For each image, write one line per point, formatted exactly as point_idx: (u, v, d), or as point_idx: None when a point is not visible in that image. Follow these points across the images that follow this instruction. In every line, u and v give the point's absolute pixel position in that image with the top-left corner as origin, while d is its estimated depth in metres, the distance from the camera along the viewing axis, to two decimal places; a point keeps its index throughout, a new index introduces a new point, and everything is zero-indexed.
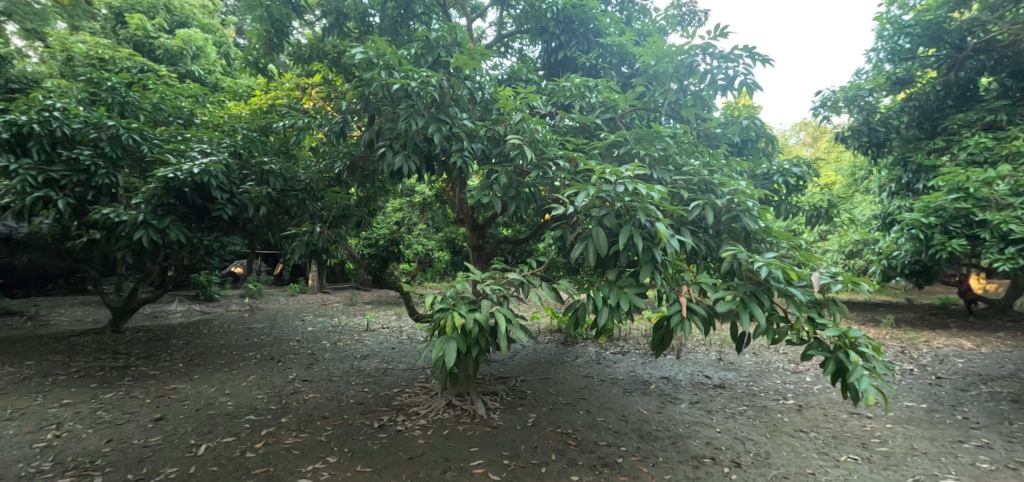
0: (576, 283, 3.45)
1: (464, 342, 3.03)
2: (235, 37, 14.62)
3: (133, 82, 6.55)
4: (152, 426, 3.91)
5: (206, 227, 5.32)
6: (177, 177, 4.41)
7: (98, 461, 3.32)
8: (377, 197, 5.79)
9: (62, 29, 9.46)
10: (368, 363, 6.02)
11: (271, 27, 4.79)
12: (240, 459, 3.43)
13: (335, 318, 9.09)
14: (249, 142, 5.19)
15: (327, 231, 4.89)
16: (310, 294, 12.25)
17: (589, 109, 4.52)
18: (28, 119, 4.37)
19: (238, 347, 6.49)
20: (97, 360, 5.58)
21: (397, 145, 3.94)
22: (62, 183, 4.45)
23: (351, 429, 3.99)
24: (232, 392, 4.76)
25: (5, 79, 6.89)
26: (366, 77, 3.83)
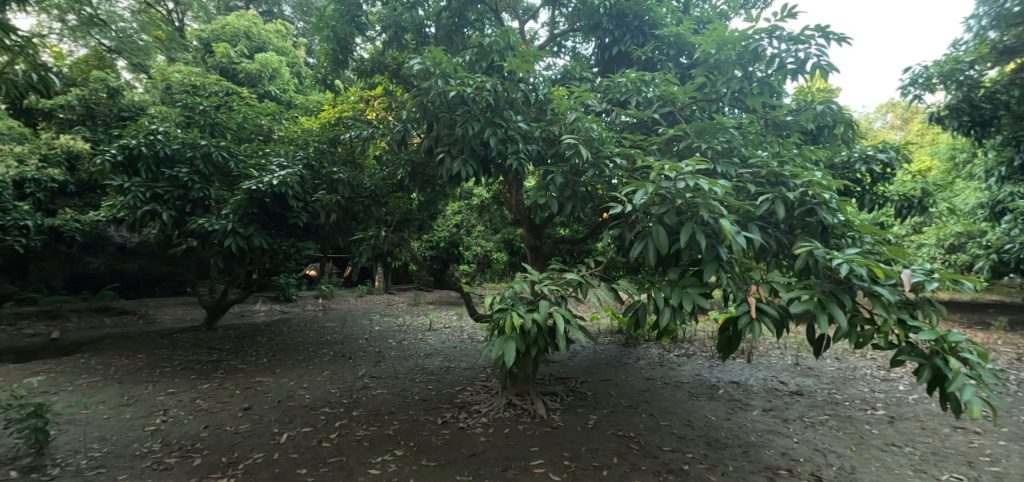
0: (635, 283, 3.36)
1: (523, 342, 3.05)
2: (305, 57, 15.72)
3: (221, 105, 7.26)
4: (242, 415, 4.31)
5: (285, 233, 5.78)
6: (260, 188, 4.86)
7: (197, 444, 3.71)
8: (438, 201, 5.98)
9: (162, 61, 10.69)
10: (431, 361, 6.24)
11: (337, 44, 5.11)
12: (317, 448, 3.68)
13: (400, 318, 9.50)
14: (320, 154, 5.57)
15: (391, 234, 5.12)
16: (377, 295, 12.90)
17: (647, 104, 4.38)
18: (137, 143, 4.99)
19: (314, 344, 6.99)
20: (196, 354, 6.23)
21: (455, 151, 4.05)
22: (167, 197, 5.03)
23: (416, 425, 4.15)
24: (309, 386, 5.12)
25: (118, 108, 8.39)
26: (424, 86, 3.96)
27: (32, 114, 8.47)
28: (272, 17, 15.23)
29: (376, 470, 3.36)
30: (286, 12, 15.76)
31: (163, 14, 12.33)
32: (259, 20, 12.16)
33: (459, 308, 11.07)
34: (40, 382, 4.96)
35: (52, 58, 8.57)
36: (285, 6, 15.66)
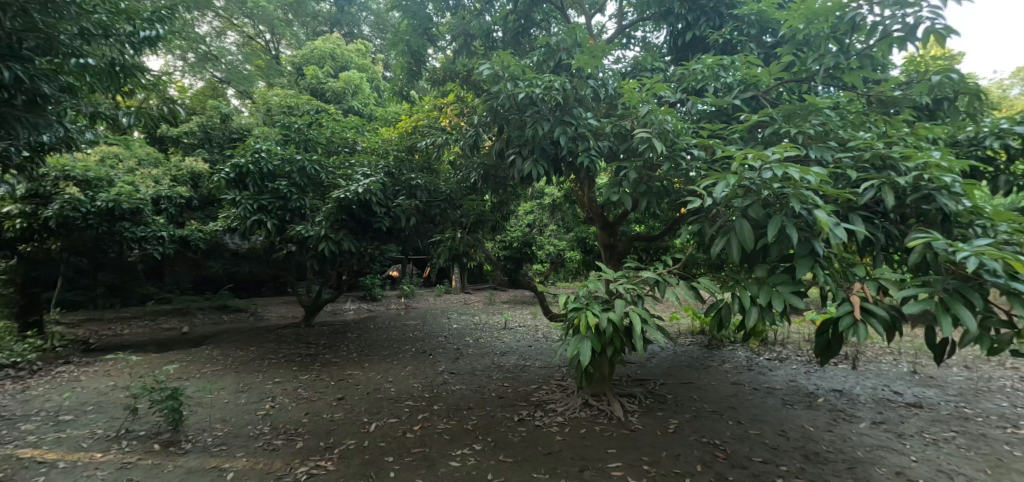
0: (718, 281, 3.16)
1: (598, 341, 2.99)
2: (384, 72, 16.75)
3: (313, 122, 7.99)
4: (336, 404, 4.71)
5: (370, 237, 6.21)
6: (348, 196, 5.31)
7: (299, 429, 4.12)
8: (511, 202, 6.06)
9: (264, 87, 11.98)
10: (507, 359, 6.35)
11: (411, 57, 5.46)
12: (402, 439, 3.92)
13: (476, 317, 9.79)
14: (399, 162, 5.92)
15: (467, 236, 5.28)
16: (455, 295, 13.38)
17: (726, 90, 4.11)
18: (246, 161, 5.65)
19: (398, 341, 7.43)
20: (298, 348, 6.91)
21: (526, 152, 4.07)
22: (270, 208, 5.63)
23: (493, 421, 4.26)
24: (394, 380, 5.47)
25: (229, 131, 9.57)
26: (494, 90, 4.03)
27: (164, 141, 9.89)
28: (353, 37, 16.42)
29: (456, 463, 3.50)
30: (365, 32, 16.91)
31: (263, 46, 13.79)
32: (342, 41, 13.13)
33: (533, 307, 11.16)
34: (178, 369, 5.79)
35: (178, 92, 9.93)
36: (363, 26, 16.81)
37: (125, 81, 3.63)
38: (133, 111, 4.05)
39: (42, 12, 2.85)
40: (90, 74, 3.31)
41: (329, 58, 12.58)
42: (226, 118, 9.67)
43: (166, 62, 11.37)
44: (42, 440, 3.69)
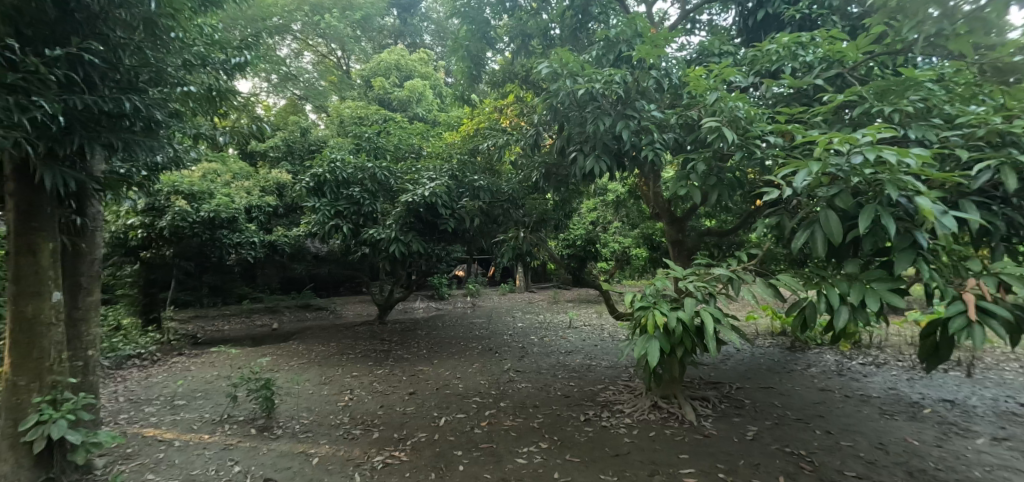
0: (801, 278, 2.91)
1: (667, 342, 2.87)
2: (446, 78, 17.25)
3: (382, 131, 8.45)
4: (409, 398, 4.95)
5: (437, 238, 6.44)
6: (415, 199, 5.56)
7: (375, 420, 4.38)
8: (573, 199, 5.99)
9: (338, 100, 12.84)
10: (573, 358, 6.31)
11: (471, 62, 5.65)
12: (470, 434, 4.03)
13: (541, 315, 9.81)
14: (463, 165, 6.11)
15: (530, 235, 5.30)
16: (520, 293, 13.53)
17: (806, 69, 3.78)
18: (325, 170, 6.11)
19: (466, 339, 7.64)
20: (373, 344, 7.34)
21: (588, 149, 3.99)
22: (345, 213, 6.03)
23: (559, 420, 4.25)
24: (462, 377, 5.64)
25: (309, 143, 10.38)
26: (553, 88, 3.98)
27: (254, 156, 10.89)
28: (415, 47, 17.11)
29: (523, 460, 3.53)
30: (427, 41, 17.56)
31: (335, 62, 14.80)
32: (407, 52, 13.69)
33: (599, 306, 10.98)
34: (271, 362, 6.38)
35: (264, 110, 10.90)
36: (425, 35, 17.49)
37: (221, 104, 4.09)
38: (228, 130, 4.54)
39: (153, 48, 3.28)
40: (193, 100, 3.76)
41: (394, 69, 13.12)
42: (306, 131, 10.48)
43: (255, 83, 12.56)
44: (162, 422, 4.23)
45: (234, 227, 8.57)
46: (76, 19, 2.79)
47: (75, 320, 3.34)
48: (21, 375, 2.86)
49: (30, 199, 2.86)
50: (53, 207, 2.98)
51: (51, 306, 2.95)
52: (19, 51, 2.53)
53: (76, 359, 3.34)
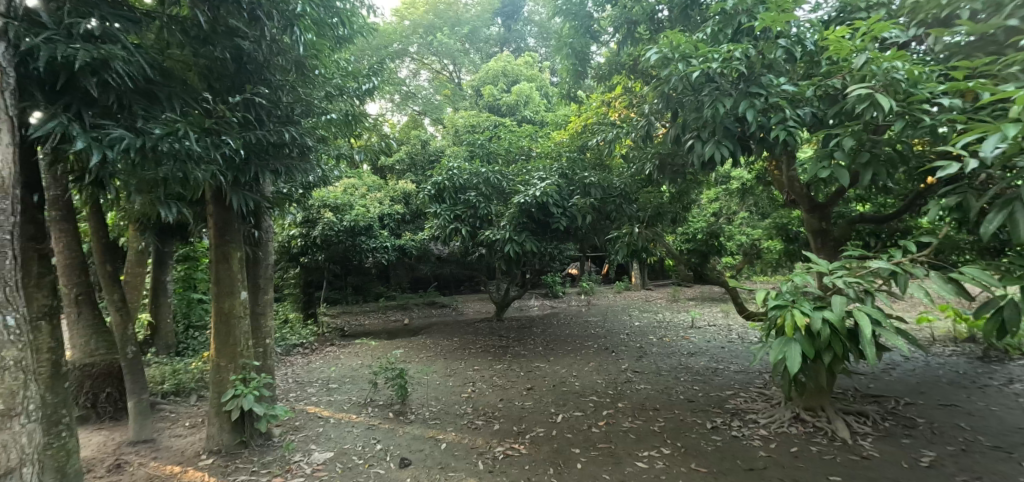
0: (995, 270, 2.31)
1: (810, 347, 2.49)
2: (552, 77, 17.30)
3: (493, 136, 8.83)
4: (527, 394, 5.09)
5: (550, 237, 6.52)
6: (528, 200, 5.70)
7: (496, 412, 4.60)
8: (692, 190, 5.56)
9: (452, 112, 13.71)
10: (696, 361, 5.89)
11: (576, 58, 5.64)
12: (588, 432, 4.01)
13: (660, 314, 9.34)
14: (573, 163, 6.15)
15: (645, 231, 5.04)
16: (635, 291, 13.05)
17: (993, 9, 3.00)
18: (444, 178, 6.60)
19: (580, 337, 7.60)
20: (492, 340, 7.71)
21: (706, 135, 3.65)
22: (463, 216, 6.42)
23: (683, 426, 3.99)
24: (578, 375, 5.63)
25: (429, 153, 11.28)
26: (664, 74, 3.71)
27: (382, 171, 12.07)
28: (520, 51, 17.39)
29: (643, 464, 3.40)
30: (531, 44, 17.81)
31: (447, 77, 15.81)
32: (512, 58, 13.99)
33: (726, 305, 10.04)
34: (404, 354, 7.07)
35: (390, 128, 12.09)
36: (529, 38, 17.73)
37: (355, 126, 4.67)
38: (362, 149, 5.18)
39: (303, 85, 3.90)
40: (335, 125, 4.36)
41: (501, 75, 13.41)
42: (426, 143, 11.41)
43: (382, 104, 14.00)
44: (320, 401, 4.98)
45: (371, 233, 9.68)
46: (248, 69, 3.45)
47: (257, 314, 4.11)
48: (222, 358, 3.62)
49: (223, 218, 3.58)
50: (239, 223, 3.70)
51: (240, 302, 3.67)
52: (212, 101, 3.21)
53: (259, 345, 4.12)
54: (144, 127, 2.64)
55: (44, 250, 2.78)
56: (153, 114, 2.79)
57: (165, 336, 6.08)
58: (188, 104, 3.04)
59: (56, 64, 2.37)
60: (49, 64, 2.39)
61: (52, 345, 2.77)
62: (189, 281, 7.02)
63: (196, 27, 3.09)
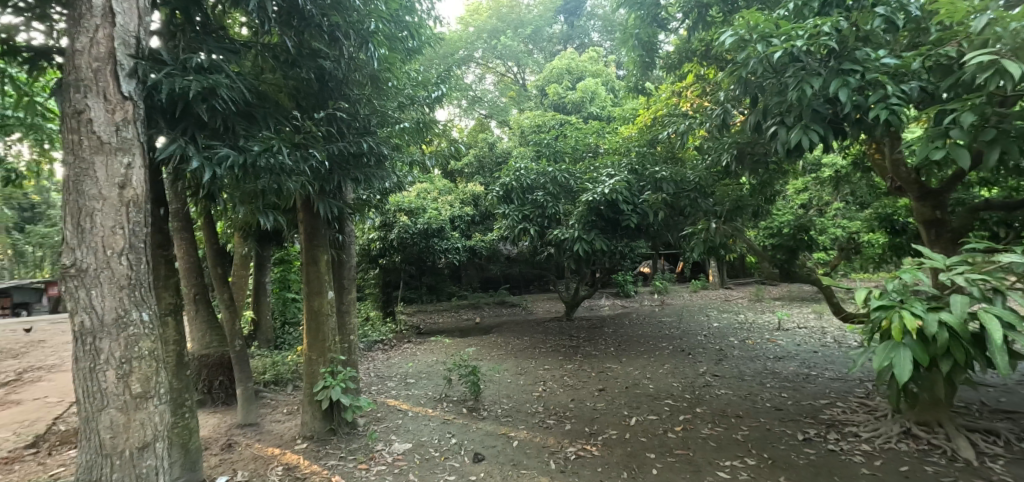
0: None
1: (925, 354, 2.17)
2: (617, 70, 16.77)
3: (559, 135, 8.79)
4: (599, 395, 5.00)
5: (620, 235, 6.34)
6: (596, 198, 5.60)
7: (567, 412, 4.57)
8: (776, 181, 5.13)
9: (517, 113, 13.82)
10: (785, 365, 5.43)
11: (643, 50, 5.42)
12: (664, 438, 3.85)
13: (742, 315, 8.72)
14: (642, 157, 5.97)
15: (723, 226, 4.73)
16: (713, 290, 12.29)
17: None
18: (511, 179, 6.70)
19: (654, 338, 7.31)
20: (562, 340, 7.67)
21: (790, 120, 3.27)
22: (531, 216, 6.46)
23: (770, 436, 3.70)
24: (652, 377, 5.42)
25: (496, 155, 11.49)
26: (740, 58, 3.43)
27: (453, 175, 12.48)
28: (584, 47, 17.08)
29: (725, 475, 3.19)
30: (594, 38, 17.39)
31: (512, 79, 15.99)
32: (576, 55, 13.78)
33: (819, 305, 9.15)
34: (476, 352, 7.25)
35: (458, 133, 12.46)
36: (592, 33, 17.25)
37: (425, 133, 4.90)
38: (433, 155, 5.42)
39: (377, 97, 4.16)
40: (407, 133, 4.61)
41: (565, 73, 13.24)
42: (493, 146, 11.63)
43: (451, 111, 14.46)
44: (399, 395, 5.27)
45: (443, 235, 10.08)
46: (330, 86, 3.75)
47: (343, 312, 4.45)
48: (313, 352, 3.96)
49: (312, 224, 3.92)
50: (325, 228, 4.02)
51: (327, 301, 3.98)
52: (300, 118, 3.53)
53: (345, 341, 4.45)
54: (245, 145, 2.96)
55: (170, 256, 3.23)
56: (251, 133, 3.12)
57: (265, 331, 6.78)
58: (281, 123, 3.37)
59: (175, 95, 2.73)
60: (170, 96, 2.76)
61: (177, 338, 3.21)
62: (284, 282, 7.77)
63: (285, 52, 3.44)
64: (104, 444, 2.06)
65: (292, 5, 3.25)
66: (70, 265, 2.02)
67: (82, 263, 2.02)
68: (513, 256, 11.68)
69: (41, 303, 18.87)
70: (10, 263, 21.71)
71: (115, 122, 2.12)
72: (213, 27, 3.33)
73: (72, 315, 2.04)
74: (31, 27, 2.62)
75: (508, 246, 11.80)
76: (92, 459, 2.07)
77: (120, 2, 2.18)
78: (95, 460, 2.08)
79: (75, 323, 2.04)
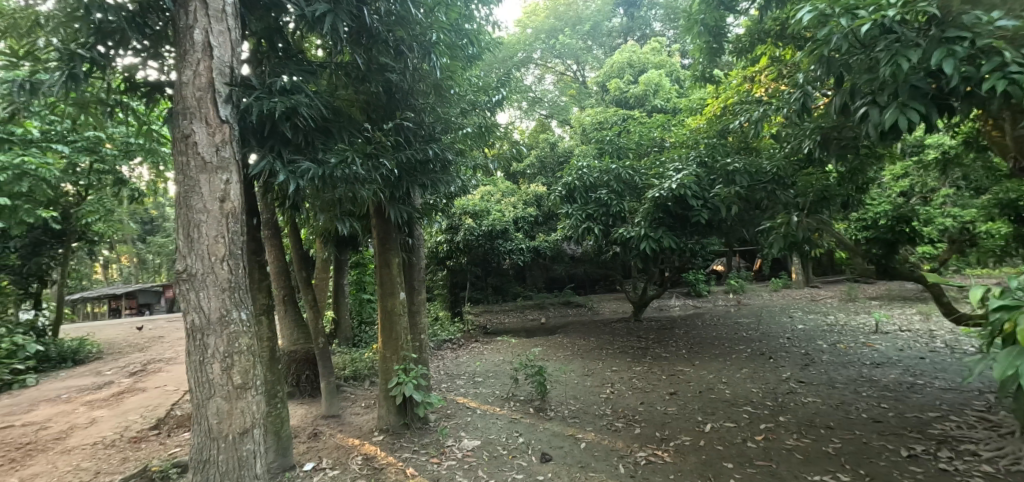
0: None
1: None
2: (683, 59, 15.92)
3: (622, 131, 8.56)
4: (669, 399, 4.80)
5: (689, 233, 6.05)
6: (663, 194, 5.39)
7: (637, 416, 4.43)
8: (869, 168, 4.62)
9: (578, 111, 13.65)
10: (885, 372, 4.87)
11: (709, 35, 5.09)
12: (742, 447, 3.61)
13: (831, 316, 7.94)
14: (712, 149, 5.65)
15: (806, 219, 4.34)
16: (796, 289, 11.31)
17: None
18: (573, 178, 6.64)
19: (730, 340, 6.88)
20: (629, 341, 7.46)
21: (884, 98, 2.91)
22: (595, 215, 6.36)
23: (867, 450, 3.34)
24: (729, 382, 5.11)
25: (558, 154, 11.44)
26: (821, 35, 3.11)
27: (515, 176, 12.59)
28: (646, 38, 16.27)
29: None
30: (657, 28, 16.60)
31: (572, 77, 15.86)
32: (637, 47, 13.30)
33: (925, 305, 8.11)
34: (542, 352, 7.26)
35: (520, 135, 12.56)
36: (654, 22, 16.19)
37: (486, 137, 5.00)
38: (495, 158, 5.53)
39: (440, 105, 4.32)
40: (469, 138, 4.73)
41: (627, 67, 12.84)
42: (554, 145, 11.58)
43: (512, 113, 14.60)
44: (468, 393, 5.42)
45: (507, 237, 10.23)
46: (397, 98, 3.97)
47: (413, 312, 4.66)
48: (388, 349, 4.19)
49: (383, 229, 4.15)
50: (396, 233, 4.24)
51: (399, 302, 4.20)
52: (371, 130, 3.74)
53: (416, 340, 4.65)
54: (323, 158, 3.21)
55: (262, 262, 3.58)
56: (328, 146, 3.37)
57: (345, 330, 7.28)
58: (354, 135, 3.60)
59: (263, 115, 3.02)
60: (259, 117, 3.06)
61: (270, 335, 3.55)
62: (360, 284, 8.32)
63: (355, 69, 3.69)
64: (212, 428, 2.34)
65: (361, 24, 3.47)
66: (183, 270, 2.31)
67: (192, 268, 2.30)
68: (578, 255, 11.57)
69: (161, 303, 21.66)
70: (137, 268, 25.14)
71: (215, 143, 2.40)
72: (294, 52, 3.64)
73: (185, 314, 2.32)
74: (147, 64, 3.02)
75: (573, 246, 11.68)
76: (202, 441, 2.35)
77: (216, 37, 2.46)
78: (205, 443, 2.35)
79: (187, 321, 2.32)
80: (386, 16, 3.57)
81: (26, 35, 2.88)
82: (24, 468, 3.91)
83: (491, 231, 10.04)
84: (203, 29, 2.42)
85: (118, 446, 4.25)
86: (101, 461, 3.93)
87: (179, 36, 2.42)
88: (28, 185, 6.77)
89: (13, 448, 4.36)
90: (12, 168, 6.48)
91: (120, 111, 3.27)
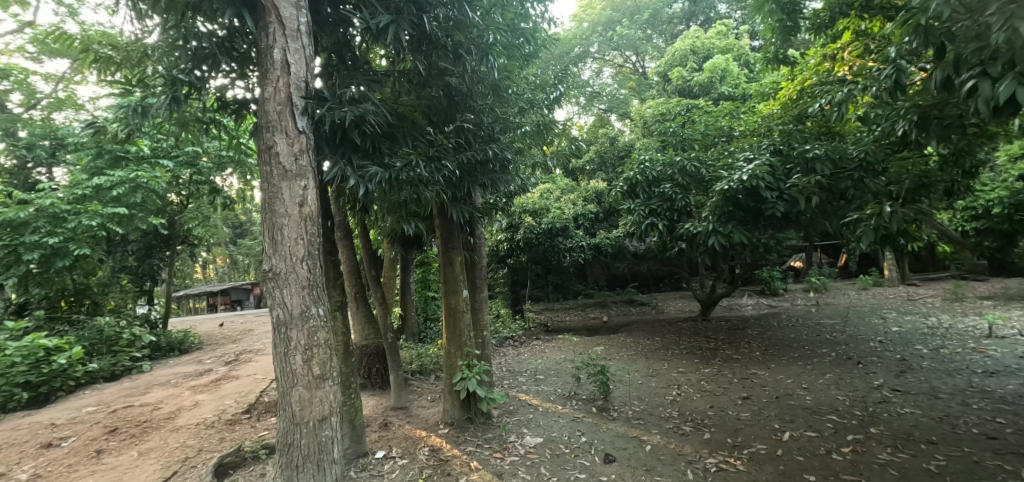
0: None
1: None
2: (753, 41, 14.84)
3: (687, 121, 8.18)
4: (742, 403, 4.54)
5: (763, 227, 5.66)
6: (732, 186, 5.10)
7: (707, 420, 4.23)
8: (981, 148, 4.05)
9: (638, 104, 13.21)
10: (1002, 382, 4.27)
11: (784, 13, 4.69)
12: (826, 459, 3.33)
13: (933, 318, 7.07)
14: (788, 136, 5.26)
15: (902, 208, 3.90)
16: (890, 287, 10.19)
17: None
18: (635, 173, 6.46)
19: (811, 342, 6.35)
20: (697, 342, 7.14)
21: (998, 68, 2.52)
22: (659, 210, 6.16)
23: (981, 470, 2.93)
24: (810, 387, 4.72)
25: (618, 149, 11.18)
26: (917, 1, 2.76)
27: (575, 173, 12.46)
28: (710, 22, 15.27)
29: None
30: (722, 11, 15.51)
31: (631, 69, 15.44)
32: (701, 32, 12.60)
33: None
34: (604, 351, 7.14)
35: (578, 131, 12.42)
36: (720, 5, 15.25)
37: (544, 134, 4.99)
38: (553, 155, 5.50)
39: (500, 105, 4.37)
40: (527, 136, 4.74)
41: (691, 54, 12.20)
42: (614, 140, 11.31)
43: (570, 109, 14.46)
44: (529, 390, 5.46)
45: (567, 234, 10.16)
46: (456, 101, 4.06)
47: (476, 309, 4.77)
48: (452, 346, 4.32)
49: (446, 229, 4.29)
50: (458, 232, 4.36)
51: (462, 300, 4.32)
52: (433, 133, 3.87)
53: (479, 337, 4.76)
54: (390, 163, 3.36)
55: (335, 262, 3.82)
56: (393, 151, 3.53)
57: (411, 326, 7.62)
58: (418, 139, 3.74)
59: (335, 124, 3.22)
60: (331, 126, 3.26)
61: (344, 330, 3.79)
62: (425, 282, 8.66)
63: (417, 75, 3.83)
64: (295, 414, 2.55)
65: (421, 32, 3.60)
66: (268, 270, 2.53)
67: (276, 268, 2.51)
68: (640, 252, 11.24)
69: (251, 300, 23.93)
70: (230, 269, 27.94)
71: (294, 152, 2.61)
72: (361, 63, 3.86)
73: (271, 309, 2.55)
74: (236, 84, 3.35)
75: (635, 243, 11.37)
76: (287, 426, 2.57)
77: (293, 54, 2.66)
78: (290, 427, 2.57)
79: (274, 316, 2.55)
80: (444, 22, 3.69)
81: (138, 65, 3.30)
82: (142, 442, 4.50)
83: (550, 229, 10.03)
84: (281, 48, 2.63)
85: (217, 427, 4.76)
86: (203, 440, 4.43)
87: (261, 56, 2.65)
88: (142, 196, 7.90)
89: (134, 424, 5.03)
90: (129, 181, 7.67)
91: (214, 128, 3.65)
